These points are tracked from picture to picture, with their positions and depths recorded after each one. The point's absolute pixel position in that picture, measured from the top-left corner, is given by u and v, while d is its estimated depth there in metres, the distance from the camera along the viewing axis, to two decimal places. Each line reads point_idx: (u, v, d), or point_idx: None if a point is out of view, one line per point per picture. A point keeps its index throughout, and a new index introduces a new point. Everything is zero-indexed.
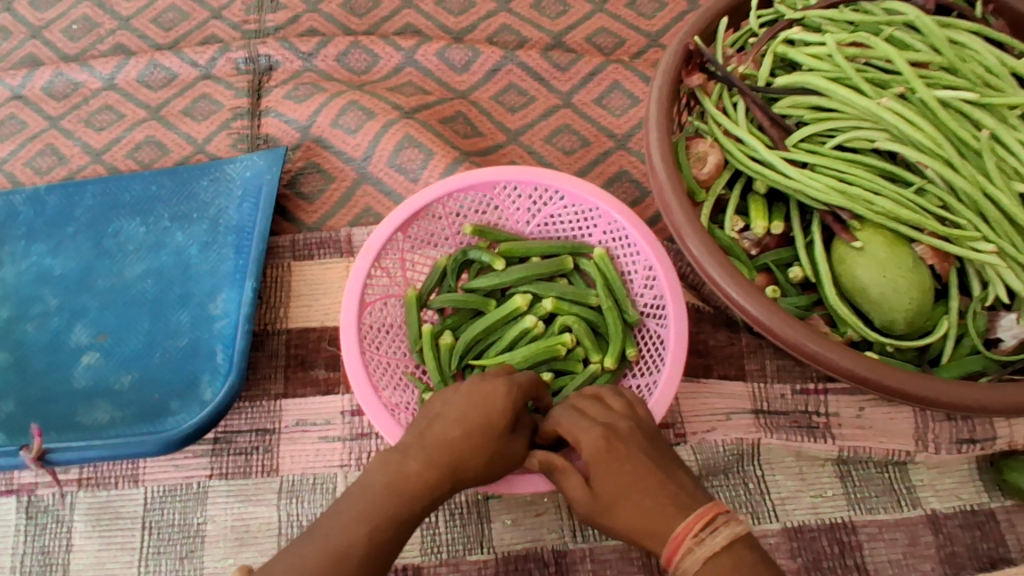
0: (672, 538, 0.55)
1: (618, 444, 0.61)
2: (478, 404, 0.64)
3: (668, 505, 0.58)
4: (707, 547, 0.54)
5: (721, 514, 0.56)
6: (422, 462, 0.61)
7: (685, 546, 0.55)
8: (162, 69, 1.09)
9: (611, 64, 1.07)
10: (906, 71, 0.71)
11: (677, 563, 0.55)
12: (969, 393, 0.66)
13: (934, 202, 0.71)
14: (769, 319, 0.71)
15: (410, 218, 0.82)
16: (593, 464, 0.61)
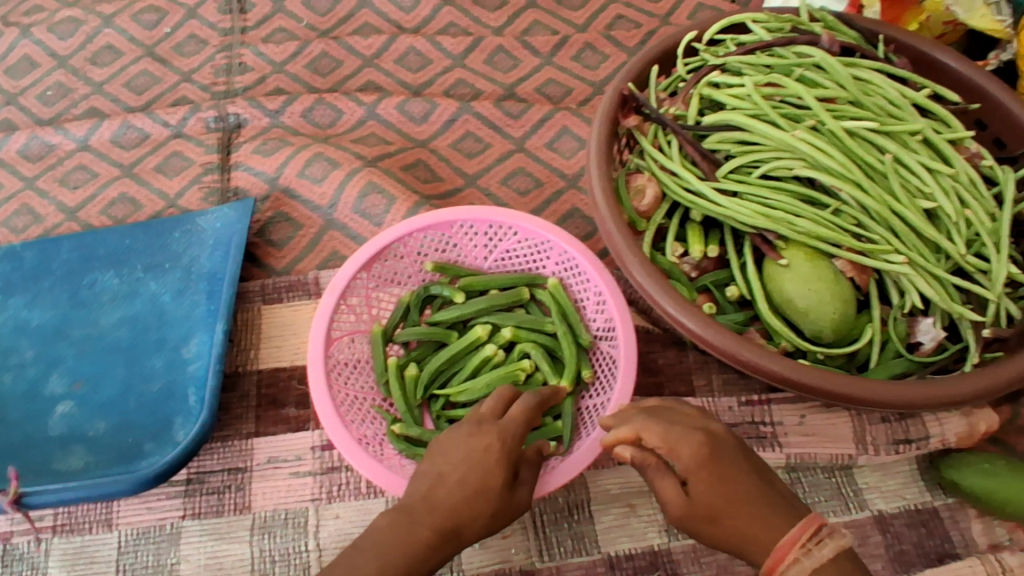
0: (779, 548, 0.61)
1: (716, 454, 0.65)
2: (475, 454, 0.69)
3: (772, 517, 0.63)
4: (815, 557, 0.60)
5: (817, 526, 0.62)
6: (432, 521, 0.66)
7: (791, 556, 0.60)
8: (135, 129, 1.15)
9: (559, 111, 1.15)
10: (814, 106, 0.79)
11: (781, 571, 0.60)
12: (894, 391, 0.71)
13: (851, 221, 0.77)
14: (705, 332, 0.75)
15: (373, 258, 0.87)
16: (691, 474, 0.64)
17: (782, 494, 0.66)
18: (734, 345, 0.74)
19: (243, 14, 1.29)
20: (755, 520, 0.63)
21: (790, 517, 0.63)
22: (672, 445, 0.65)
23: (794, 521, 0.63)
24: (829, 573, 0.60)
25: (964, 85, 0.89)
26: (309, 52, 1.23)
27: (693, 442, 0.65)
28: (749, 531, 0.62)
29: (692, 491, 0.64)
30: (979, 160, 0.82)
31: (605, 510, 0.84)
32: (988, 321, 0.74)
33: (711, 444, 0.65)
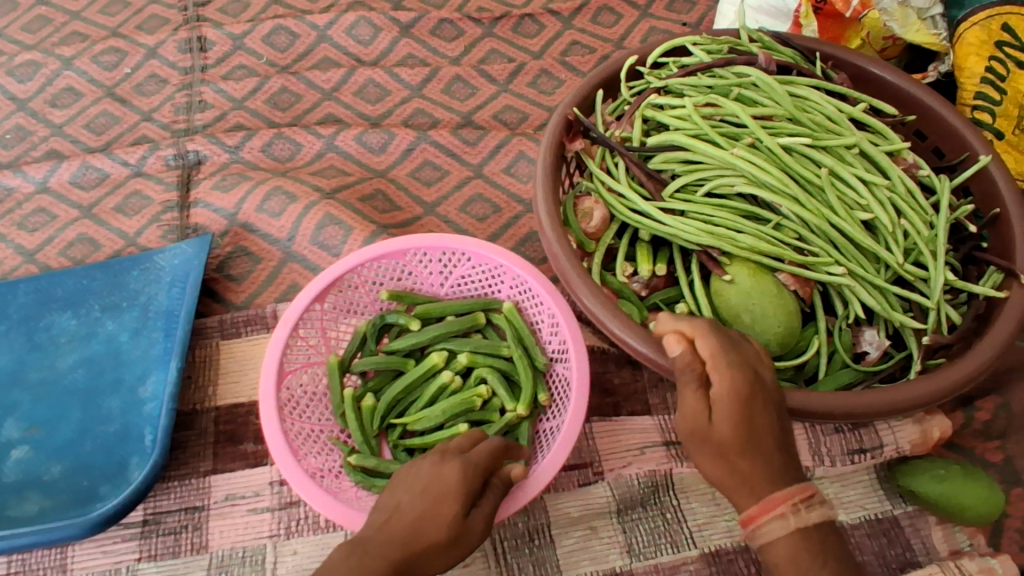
0: (770, 501, 0.58)
1: (750, 394, 0.60)
2: (431, 481, 0.67)
3: (772, 470, 0.60)
4: (803, 519, 0.58)
5: (811, 493, 0.59)
6: (385, 547, 0.62)
7: (778, 513, 0.58)
8: (94, 170, 1.15)
9: (516, 137, 1.17)
10: (751, 124, 0.81)
11: (757, 523, 0.59)
12: (842, 400, 0.71)
13: (792, 235, 0.79)
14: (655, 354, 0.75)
15: (327, 288, 0.88)
16: (722, 400, 0.59)
17: (792, 451, 0.62)
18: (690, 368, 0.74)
19: (203, 53, 1.30)
20: (757, 468, 0.59)
21: (790, 477, 0.60)
22: (714, 363, 0.60)
23: (794, 481, 0.60)
24: (806, 537, 0.58)
25: (902, 98, 0.91)
26: (268, 88, 1.24)
27: (732, 373, 0.60)
28: (744, 476, 0.60)
29: (715, 417, 0.59)
30: (915, 171, 0.84)
31: (567, 533, 0.83)
32: (929, 328, 0.76)
33: (751, 382, 0.60)
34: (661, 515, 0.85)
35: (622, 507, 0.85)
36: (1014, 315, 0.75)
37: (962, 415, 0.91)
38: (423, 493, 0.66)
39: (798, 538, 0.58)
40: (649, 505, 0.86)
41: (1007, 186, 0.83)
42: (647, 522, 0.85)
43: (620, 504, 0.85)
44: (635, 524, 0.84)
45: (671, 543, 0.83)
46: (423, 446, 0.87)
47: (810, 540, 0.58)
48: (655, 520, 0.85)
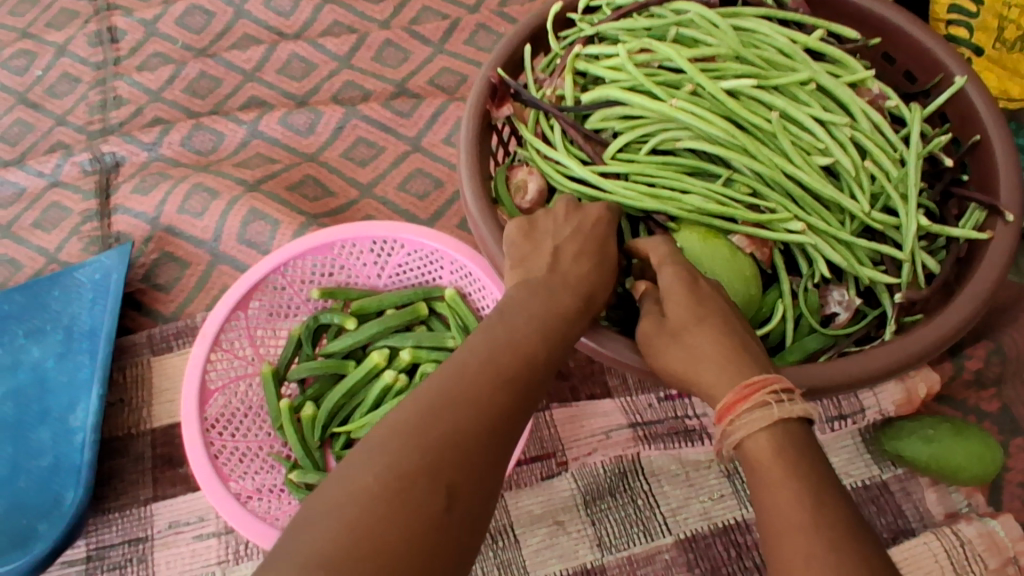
0: (747, 385, 0.49)
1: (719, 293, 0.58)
2: (533, 317, 0.55)
3: (734, 361, 0.52)
4: (786, 408, 0.48)
5: (788, 385, 0.49)
6: (482, 383, 0.48)
7: (757, 399, 0.49)
8: (9, 185, 1.07)
9: (453, 102, 1.08)
10: (690, 69, 0.72)
11: (735, 415, 0.49)
12: (813, 373, 0.63)
13: (744, 190, 0.71)
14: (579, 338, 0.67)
15: (247, 294, 0.80)
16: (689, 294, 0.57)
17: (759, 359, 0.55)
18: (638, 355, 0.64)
19: (114, 44, 1.20)
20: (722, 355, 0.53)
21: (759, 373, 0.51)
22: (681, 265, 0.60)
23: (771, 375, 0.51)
24: (792, 430, 0.47)
25: (864, 19, 0.81)
26: (185, 75, 1.14)
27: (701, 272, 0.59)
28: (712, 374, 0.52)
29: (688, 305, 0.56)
30: (883, 102, 0.75)
31: (531, 531, 0.78)
32: (903, 282, 0.69)
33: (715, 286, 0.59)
34: (631, 503, 0.79)
35: (589, 498, 0.79)
36: (999, 258, 0.68)
37: (951, 365, 0.84)
38: (522, 323, 0.54)
39: (781, 430, 0.47)
40: (618, 492, 0.79)
41: (985, 110, 0.74)
42: (617, 511, 0.78)
43: (586, 494, 0.79)
44: (604, 515, 0.78)
45: (644, 532, 0.77)
46: None
47: (795, 437, 0.47)
48: (625, 508, 0.78)
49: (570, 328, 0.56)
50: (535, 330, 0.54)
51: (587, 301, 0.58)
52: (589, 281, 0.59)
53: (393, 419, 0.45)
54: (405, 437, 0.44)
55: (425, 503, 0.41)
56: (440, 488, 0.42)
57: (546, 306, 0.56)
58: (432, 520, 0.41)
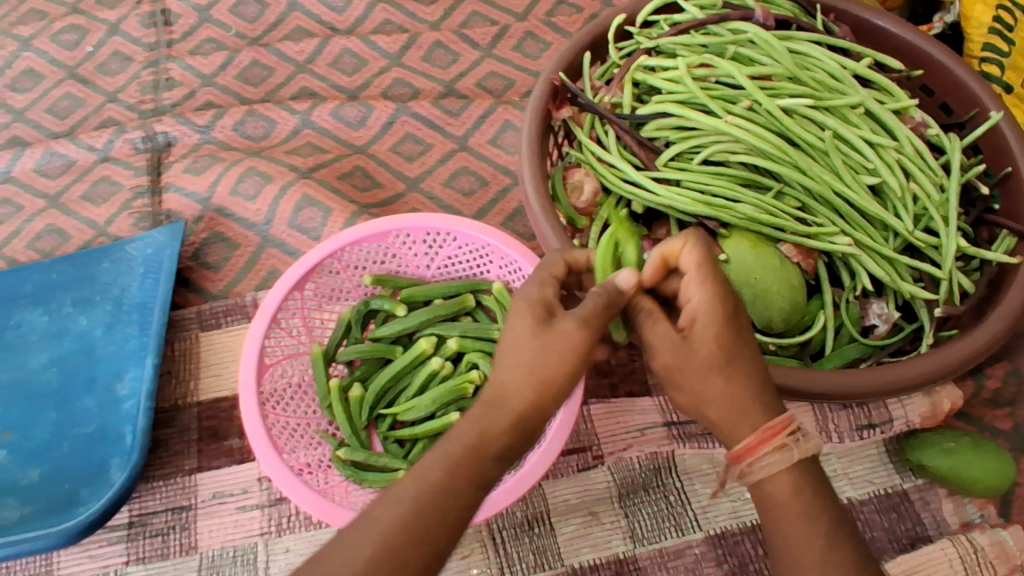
0: (768, 427, 0.56)
1: (733, 314, 0.58)
2: (478, 413, 0.56)
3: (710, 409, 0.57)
4: (801, 448, 0.56)
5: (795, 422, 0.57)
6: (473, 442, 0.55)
7: (776, 442, 0.55)
8: (59, 157, 1.09)
9: (501, 105, 1.12)
10: (749, 85, 0.78)
11: (754, 457, 0.56)
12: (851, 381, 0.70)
13: (794, 204, 0.77)
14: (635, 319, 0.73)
15: (305, 276, 0.83)
16: (696, 333, 0.57)
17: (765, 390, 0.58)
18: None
19: (167, 27, 1.23)
20: (719, 393, 0.57)
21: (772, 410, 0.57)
22: (696, 275, 0.58)
23: (778, 412, 0.57)
24: (805, 468, 0.56)
25: (907, 51, 0.87)
26: (238, 62, 1.17)
27: (715, 288, 0.58)
28: (727, 397, 0.56)
29: (692, 339, 0.57)
30: (924, 129, 0.81)
31: (567, 520, 0.80)
32: (940, 298, 0.74)
33: (733, 302, 0.58)
34: (664, 498, 0.82)
35: (623, 491, 0.82)
36: None
37: (972, 384, 0.89)
38: (454, 435, 0.56)
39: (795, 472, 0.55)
40: (652, 488, 0.83)
41: (1019, 144, 0.79)
42: (649, 505, 0.82)
43: (621, 488, 0.82)
44: (637, 508, 0.81)
45: (675, 526, 0.80)
46: (413, 436, 0.83)
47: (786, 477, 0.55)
48: (658, 503, 0.82)
49: (505, 431, 0.56)
50: (462, 445, 0.55)
51: (540, 382, 0.57)
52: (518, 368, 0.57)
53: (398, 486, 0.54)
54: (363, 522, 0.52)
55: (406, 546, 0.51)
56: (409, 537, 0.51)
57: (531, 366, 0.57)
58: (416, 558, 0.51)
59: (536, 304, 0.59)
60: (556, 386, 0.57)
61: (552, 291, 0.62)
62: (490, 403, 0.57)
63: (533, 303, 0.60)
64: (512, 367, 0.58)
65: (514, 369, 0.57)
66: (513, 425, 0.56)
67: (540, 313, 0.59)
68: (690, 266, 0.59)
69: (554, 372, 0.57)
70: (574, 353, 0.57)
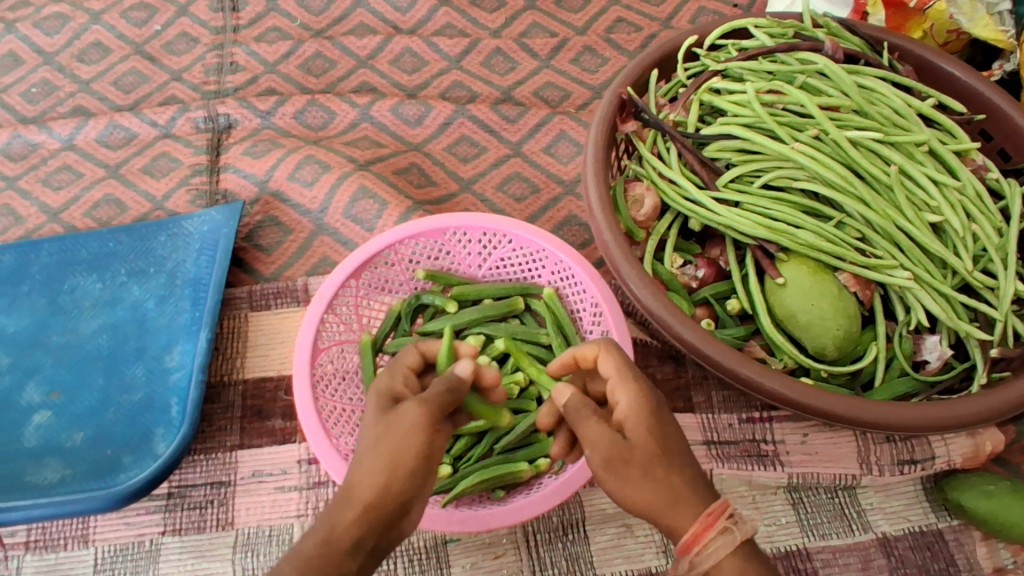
0: (707, 515, 0.55)
1: (658, 411, 0.62)
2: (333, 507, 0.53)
3: (655, 499, 0.57)
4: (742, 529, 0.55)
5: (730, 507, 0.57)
6: (324, 536, 0.51)
7: (719, 526, 0.55)
8: (122, 129, 1.11)
9: (557, 115, 1.14)
10: (817, 114, 0.79)
11: (701, 545, 0.54)
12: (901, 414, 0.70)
13: (854, 234, 0.78)
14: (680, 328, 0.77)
15: (363, 265, 0.85)
16: (627, 420, 0.60)
17: (691, 471, 0.59)
18: (729, 359, 0.76)
19: (235, 13, 1.25)
20: (655, 486, 0.57)
21: (711, 494, 0.57)
22: (620, 379, 0.64)
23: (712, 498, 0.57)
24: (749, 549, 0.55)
25: (969, 95, 0.88)
26: (302, 52, 1.20)
27: (639, 390, 0.63)
28: (665, 486, 0.57)
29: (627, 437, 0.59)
30: (985, 172, 0.81)
31: (601, 529, 0.81)
32: (995, 339, 0.75)
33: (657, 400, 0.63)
34: None
35: None
36: None
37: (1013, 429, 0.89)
38: (309, 534, 0.52)
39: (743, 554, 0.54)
40: None
41: None
42: None
43: None
44: None
45: None
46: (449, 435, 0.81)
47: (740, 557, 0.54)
48: None
49: (353, 521, 0.51)
50: (314, 543, 0.51)
51: (387, 466, 0.53)
52: (368, 456, 0.54)
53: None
54: None
55: None
56: None
57: (388, 447, 0.53)
58: None
59: (384, 395, 0.60)
60: (410, 466, 0.53)
61: (402, 379, 0.63)
62: (341, 497, 0.53)
63: (382, 393, 0.61)
64: (364, 454, 0.54)
65: (364, 459, 0.54)
66: (363, 512, 0.52)
67: (386, 401, 0.60)
68: (611, 371, 0.65)
69: (401, 450, 0.53)
70: (418, 427, 0.54)
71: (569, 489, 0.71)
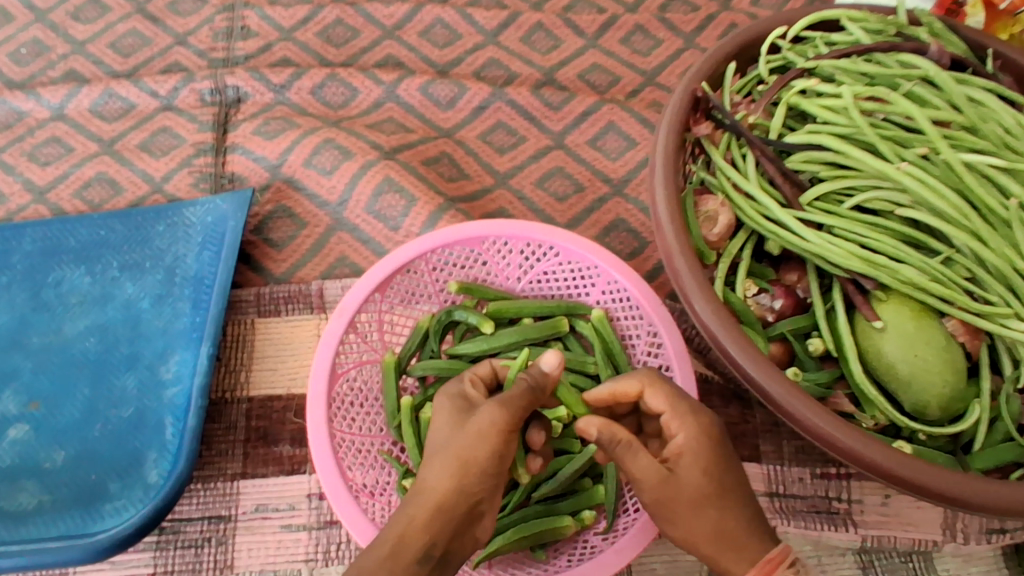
0: (766, 561, 0.52)
1: (720, 444, 0.56)
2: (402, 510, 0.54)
3: (710, 534, 0.54)
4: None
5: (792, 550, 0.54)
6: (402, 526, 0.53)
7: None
8: (119, 99, 1.00)
9: (607, 103, 1.01)
10: (929, 130, 0.68)
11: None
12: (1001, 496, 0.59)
13: (962, 273, 0.67)
14: (766, 384, 0.64)
15: (390, 276, 0.75)
16: (683, 453, 0.55)
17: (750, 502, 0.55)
18: (828, 424, 0.63)
19: None
20: (711, 523, 0.54)
21: (767, 538, 0.54)
22: (672, 411, 0.57)
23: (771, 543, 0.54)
24: None
25: None
26: (321, 18, 1.07)
27: (697, 421, 0.56)
28: (719, 528, 0.54)
29: (678, 474, 0.54)
30: None
31: None
32: None
33: (720, 429, 0.57)
34: None
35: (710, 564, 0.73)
36: None
37: None
38: (377, 540, 0.53)
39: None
40: None
41: None
42: None
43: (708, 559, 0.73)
44: None
45: None
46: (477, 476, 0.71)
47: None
48: None
49: (422, 528, 0.53)
50: (380, 554, 0.52)
51: (459, 469, 0.55)
52: (439, 460, 0.56)
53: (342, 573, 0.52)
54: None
55: None
56: None
57: (465, 449, 0.55)
58: None
59: (455, 398, 0.61)
60: (478, 471, 0.55)
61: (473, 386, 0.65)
62: (408, 502, 0.55)
63: (455, 397, 0.62)
64: (434, 455, 0.56)
65: (433, 459, 0.56)
66: (433, 514, 0.53)
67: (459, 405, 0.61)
68: (661, 405, 0.57)
69: (473, 450, 0.55)
70: (491, 432, 0.55)
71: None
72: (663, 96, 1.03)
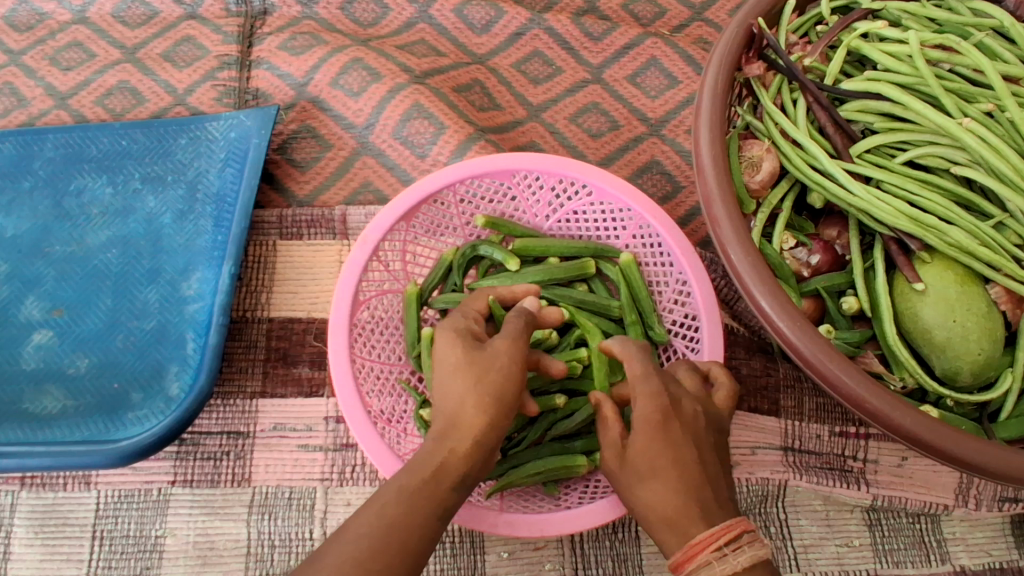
0: (689, 544, 0.47)
1: (670, 420, 0.52)
2: (430, 447, 0.53)
3: (656, 509, 0.50)
4: (728, 564, 0.46)
5: (749, 527, 0.48)
6: (440, 456, 0.52)
7: (697, 559, 0.47)
8: (142, 5, 0.96)
9: (650, 37, 0.96)
10: (1000, 86, 0.64)
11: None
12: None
13: (1012, 239, 0.65)
14: (799, 342, 0.61)
15: (416, 206, 0.73)
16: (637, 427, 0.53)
17: (694, 477, 0.50)
18: (864, 387, 0.60)
19: None
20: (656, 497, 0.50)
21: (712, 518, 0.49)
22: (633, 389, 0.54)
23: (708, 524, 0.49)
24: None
25: None
26: None
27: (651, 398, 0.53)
28: (666, 504, 0.50)
29: (626, 450, 0.53)
30: None
31: None
32: None
33: (667, 407, 0.52)
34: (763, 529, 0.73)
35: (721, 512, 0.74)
36: None
37: None
38: (415, 465, 0.52)
39: None
40: (753, 514, 0.74)
41: None
42: None
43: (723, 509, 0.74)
44: None
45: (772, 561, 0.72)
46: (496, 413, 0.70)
47: None
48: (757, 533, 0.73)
49: (464, 460, 0.52)
50: (421, 478, 0.51)
51: (492, 404, 0.53)
52: (464, 393, 0.54)
53: (374, 498, 0.50)
54: (369, 515, 0.48)
55: (405, 545, 0.48)
56: (395, 546, 0.47)
57: (496, 387, 0.54)
58: (410, 555, 0.48)
59: (464, 333, 0.58)
60: (507, 404, 0.54)
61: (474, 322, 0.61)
62: (441, 432, 0.53)
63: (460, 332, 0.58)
64: (457, 386, 0.54)
65: (460, 392, 0.54)
66: (473, 450, 0.53)
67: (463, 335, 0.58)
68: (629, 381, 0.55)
69: (501, 388, 0.54)
70: (512, 368, 0.55)
71: (601, 518, 0.64)
72: (709, 33, 0.98)
